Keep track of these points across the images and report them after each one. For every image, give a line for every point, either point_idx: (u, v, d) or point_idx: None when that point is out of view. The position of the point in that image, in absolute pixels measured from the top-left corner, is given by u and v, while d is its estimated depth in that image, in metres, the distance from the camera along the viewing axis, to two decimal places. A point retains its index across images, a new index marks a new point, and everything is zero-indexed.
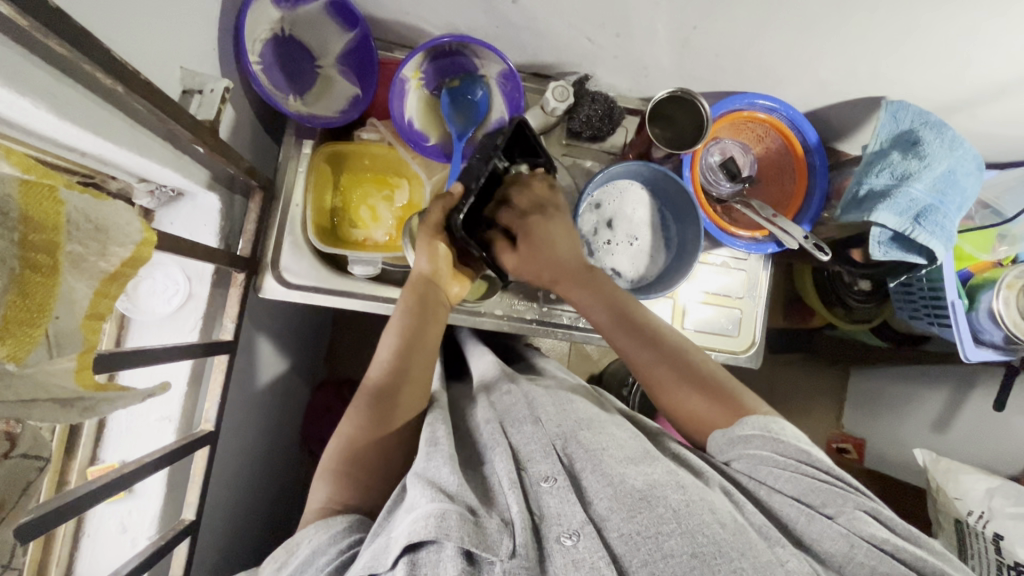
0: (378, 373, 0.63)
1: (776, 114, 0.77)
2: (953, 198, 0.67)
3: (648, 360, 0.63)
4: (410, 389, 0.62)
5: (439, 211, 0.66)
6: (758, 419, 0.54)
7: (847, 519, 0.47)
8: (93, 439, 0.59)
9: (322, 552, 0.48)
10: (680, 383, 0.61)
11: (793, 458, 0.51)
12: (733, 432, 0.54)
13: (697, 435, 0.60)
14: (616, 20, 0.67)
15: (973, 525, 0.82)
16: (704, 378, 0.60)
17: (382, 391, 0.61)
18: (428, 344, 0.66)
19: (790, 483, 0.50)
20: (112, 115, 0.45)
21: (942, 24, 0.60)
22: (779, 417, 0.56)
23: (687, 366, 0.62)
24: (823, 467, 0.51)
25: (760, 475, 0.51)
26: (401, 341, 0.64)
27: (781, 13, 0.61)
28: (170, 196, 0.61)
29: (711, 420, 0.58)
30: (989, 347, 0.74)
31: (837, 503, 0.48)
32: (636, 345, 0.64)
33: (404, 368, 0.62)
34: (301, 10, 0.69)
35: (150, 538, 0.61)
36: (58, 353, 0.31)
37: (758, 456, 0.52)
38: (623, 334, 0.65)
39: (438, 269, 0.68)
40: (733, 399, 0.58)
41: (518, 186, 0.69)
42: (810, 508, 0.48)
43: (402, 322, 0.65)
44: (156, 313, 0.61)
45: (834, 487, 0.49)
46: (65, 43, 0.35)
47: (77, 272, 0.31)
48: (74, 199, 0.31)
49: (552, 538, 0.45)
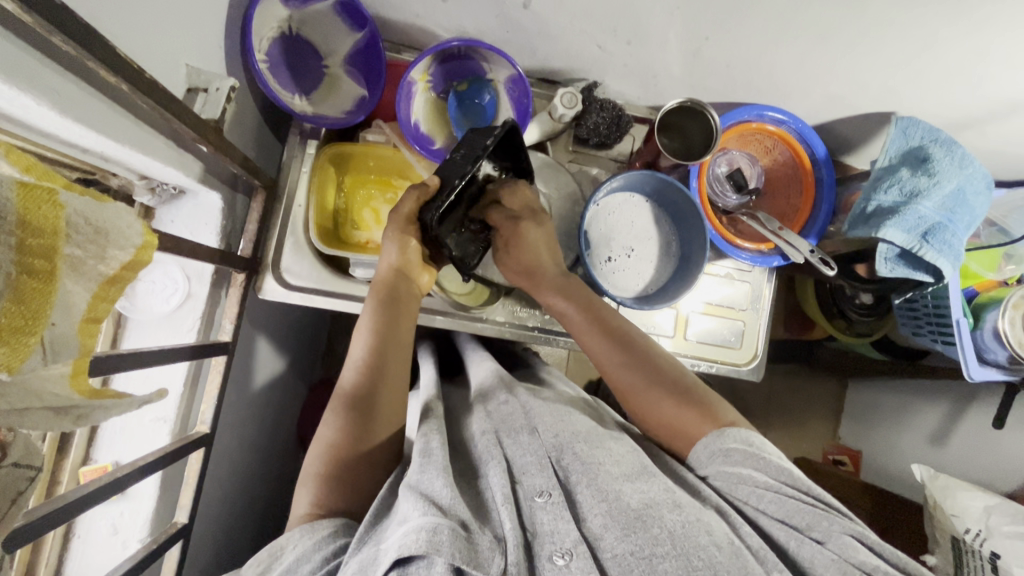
0: (353, 372, 0.62)
1: (785, 127, 0.77)
2: (962, 217, 0.67)
3: (622, 365, 0.63)
4: (389, 385, 0.61)
5: (413, 201, 0.66)
6: (739, 432, 0.54)
7: (837, 544, 0.45)
8: (86, 439, 0.59)
9: (306, 560, 0.48)
10: (656, 390, 0.60)
11: (773, 479, 0.50)
12: (714, 444, 0.54)
13: (677, 446, 0.59)
14: (628, 28, 0.67)
15: (969, 543, 0.81)
16: (675, 384, 0.60)
17: (358, 392, 0.60)
18: (402, 341, 0.64)
19: (774, 504, 0.48)
20: (115, 112, 0.45)
21: (957, 40, 0.59)
22: (755, 431, 0.56)
23: (661, 372, 0.61)
24: (802, 488, 0.50)
25: (742, 495, 0.50)
26: (374, 338, 0.63)
27: (796, 26, 0.60)
28: (171, 194, 0.60)
29: (684, 429, 0.57)
30: (993, 367, 0.74)
31: (822, 525, 0.46)
32: (610, 347, 0.64)
33: (380, 365, 0.62)
34: (310, 9, 0.69)
35: (140, 541, 0.60)
36: (52, 359, 0.30)
37: (735, 473, 0.51)
38: (599, 336, 0.65)
39: (408, 260, 0.67)
40: (706, 405, 0.58)
41: (511, 188, 0.70)
42: (797, 532, 0.47)
43: (374, 319, 0.64)
44: (154, 312, 0.60)
45: (818, 509, 0.48)
46: (70, 41, 0.34)
47: (75, 275, 0.31)
48: (75, 202, 0.30)
49: (544, 556, 0.45)
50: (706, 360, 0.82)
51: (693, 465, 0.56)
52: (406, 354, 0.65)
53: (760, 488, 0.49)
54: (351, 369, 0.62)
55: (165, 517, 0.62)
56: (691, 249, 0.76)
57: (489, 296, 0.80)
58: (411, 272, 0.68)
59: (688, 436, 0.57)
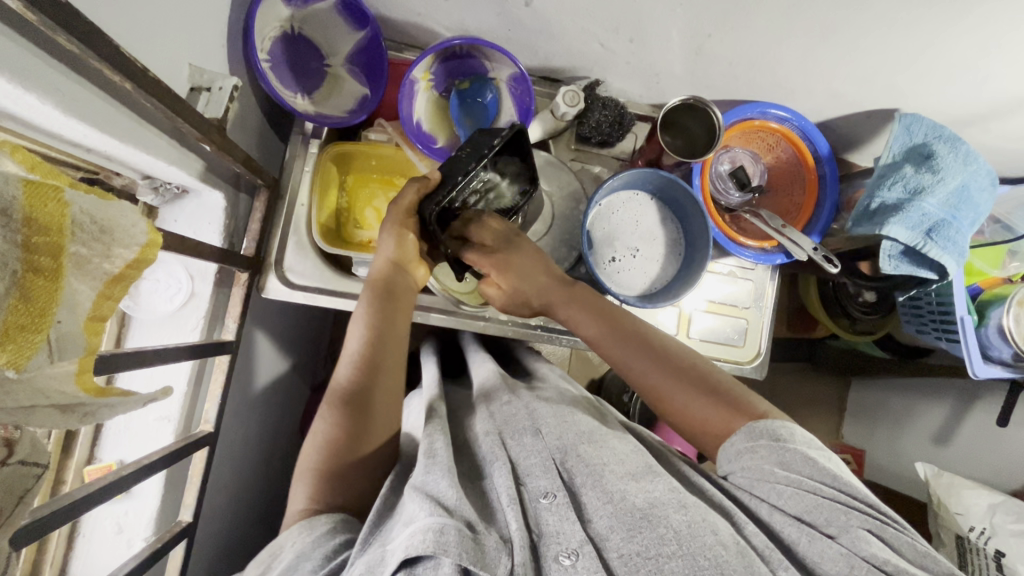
0: (349, 368, 0.61)
1: (788, 124, 0.76)
2: (966, 213, 0.66)
3: (644, 367, 0.62)
4: (383, 382, 0.61)
5: (412, 196, 0.65)
6: (767, 425, 0.52)
7: (850, 539, 0.45)
8: (91, 438, 0.59)
9: (306, 558, 0.47)
10: (681, 390, 0.59)
11: (796, 471, 0.49)
12: (742, 442, 0.52)
13: (710, 447, 0.57)
14: (630, 26, 0.67)
15: (973, 541, 0.81)
16: (704, 383, 0.59)
17: (353, 388, 0.60)
18: (397, 336, 0.64)
19: (792, 500, 0.47)
20: (119, 111, 0.45)
21: (960, 37, 0.59)
22: (790, 421, 0.54)
23: (686, 372, 0.60)
24: (827, 479, 0.48)
25: (761, 492, 0.49)
26: (370, 335, 0.63)
27: (798, 23, 0.60)
28: (175, 194, 0.60)
29: (712, 427, 0.56)
30: (998, 364, 0.73)
31: (841, 521, 0.46)
32: (631, 354, 0.63)
33: (375, 361, 0.61)
34: (312, 8, 0.69)
35: (145, 540, 0.60)
36: (59, 357, 0.30)
37: (756, 470, 0.50)
38: (617, 343, 0.64)
39: (406, 254, 0.67)
40: (732, 399, 0.57)
41: (478, 223, 0.69)
42: (813, 528, 0.46)
43: (370, 313, 0.63)
44: (158, 311, 0.61)
45: (838, 504, 0.47)
46: (74, 39, 0.34)
47: (80, 274, 0.31)
48: (81, 200, 0.30)
49: (551, 557, 0.44)
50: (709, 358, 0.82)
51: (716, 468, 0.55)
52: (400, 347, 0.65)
53: (778, 484, 0.48)
54: (347, 365, 0.62)
55: (169, 516, 0.63)
56: (693, 249, 0.76)
57: None
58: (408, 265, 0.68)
59: (716, 435, 0.56)
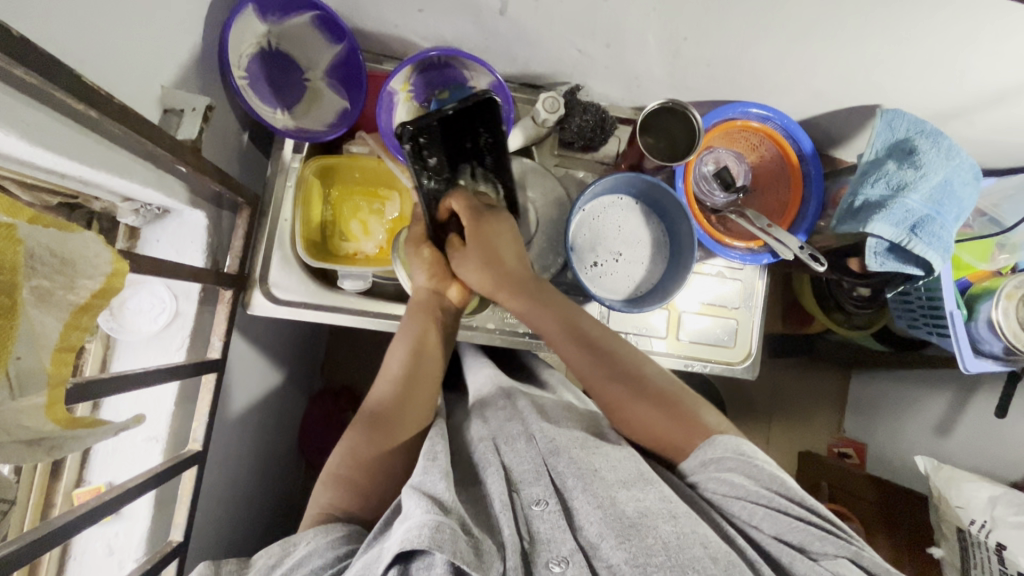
0: (387, 389, 0.65)
1: (770, 123, 0.76)
2: (950, 208, 0.66)
3: (606, 376, 0.61)
4: (411, 408, 0.64)
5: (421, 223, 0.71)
6: (728, 439, 0.53)
7: (830, 563, 0.44)
8: (79, 462, 0.59)
9: (317, 555, 0.48)
10: (639, 400, 0.59)
11: (765, 488, 0.49)
12: (706, 454, 0.53)
13: (664, 455, 0.58)
14: (606, 31, 0.66)
15: (975, 535, 0.80)
16: (662, 394, 0.59)
17: (383, 407, 0.63)
18: (434, 355, 0.68)
19: (767, 521, 0.47)
20: (87, 137, 0.45)
21: (936, 32, 0.58)
22: (743, 437, 0.55)
23: (643, 381, 0.60)
24: (795, 498, 0.49)
25: (736, 511, 0.49)
26: (407, 358, 0.66)
27: (772, 22, 0.60)
28: (156, 214, 0.60)
29: (673, 440, 0.56)
30: (989, 358, 0.73)
31: (816, 544, 0.45)
32: (593, 361, 0.61)
33: (407, 394, 0.64)
34: (289, 23, 0.69)
35: (136, 561, 0.60)
36: (20, 393, 0.30)
37: (726, 480, 0.50)
38: (580, 349, 0.62)
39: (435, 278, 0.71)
40: (689, 414, 0.57)
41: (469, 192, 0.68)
42: (794, 549, 0.46)
43: (410, 339, 0.67)
44: (143, 332, 0.61)
45: (811, 525, 0.46)
46: (32, 72, 0.34)
47: (44, 306, 0.31)
48: (37, 235, 0.31)
49: (540, 563, 0.45)
50: (698, 360, 0.82)
51: (684, 473, 0.55)
52: (438, 362, 0.69)
53: (751, 503, 0.48)
54: (387, 383, 0.66)
55: (160, 535, 0.63)
56: (679, 252, 0.75)
57: (480, 304, 0.80)
58: (439, 287, 0.71)
59: (678, 450, 0.56)
